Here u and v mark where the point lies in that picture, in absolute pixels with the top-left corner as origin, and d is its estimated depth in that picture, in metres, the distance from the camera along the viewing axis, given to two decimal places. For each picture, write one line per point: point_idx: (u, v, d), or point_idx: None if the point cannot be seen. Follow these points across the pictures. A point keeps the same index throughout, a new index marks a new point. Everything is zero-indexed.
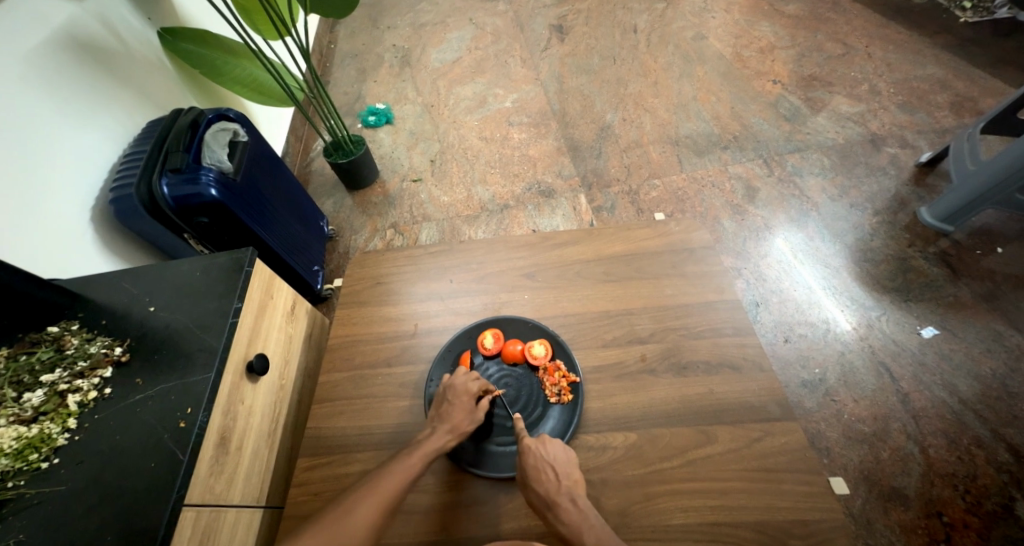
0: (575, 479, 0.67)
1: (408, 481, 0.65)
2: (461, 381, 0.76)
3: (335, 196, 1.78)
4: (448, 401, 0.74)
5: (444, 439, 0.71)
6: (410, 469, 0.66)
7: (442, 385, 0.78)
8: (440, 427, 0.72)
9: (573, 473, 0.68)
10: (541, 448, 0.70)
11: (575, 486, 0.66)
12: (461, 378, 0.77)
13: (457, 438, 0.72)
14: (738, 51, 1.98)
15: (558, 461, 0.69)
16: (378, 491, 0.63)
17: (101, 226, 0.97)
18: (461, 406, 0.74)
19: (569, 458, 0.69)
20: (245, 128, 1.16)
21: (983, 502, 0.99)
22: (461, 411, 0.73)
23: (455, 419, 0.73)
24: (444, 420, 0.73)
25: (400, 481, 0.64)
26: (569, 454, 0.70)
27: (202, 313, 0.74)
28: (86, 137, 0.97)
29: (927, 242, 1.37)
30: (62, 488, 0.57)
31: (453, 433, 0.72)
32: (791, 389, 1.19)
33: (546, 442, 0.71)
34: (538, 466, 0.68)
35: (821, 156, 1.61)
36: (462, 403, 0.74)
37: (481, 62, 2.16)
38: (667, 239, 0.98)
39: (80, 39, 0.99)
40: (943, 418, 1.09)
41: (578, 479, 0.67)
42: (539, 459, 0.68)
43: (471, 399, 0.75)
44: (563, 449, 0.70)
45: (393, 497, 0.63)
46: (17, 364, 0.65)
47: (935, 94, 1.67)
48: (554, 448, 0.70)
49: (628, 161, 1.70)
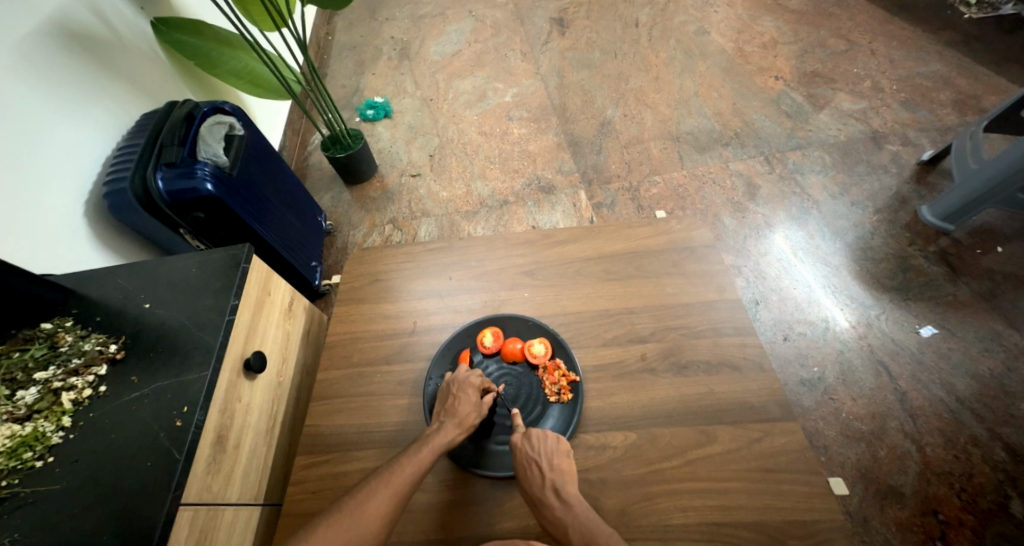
0: (561, 469, 0.67)
1: (420, 472, 0.65)
2: (465, 375, 0.77)
3: (333, 191, 1.77)
4: (453, 395, 0.75)
5: (452, 433, 0.70)
6: (421, 461, 0.66)
7: (446, 380, 0.78)
8: (448, 421, 0.71)
9: (560, 463, 0.67)
10: (527, 443, 0.70)
11: (561, 477, 0.66)
12: (464, 372, 0.77)
13: (464, 433, 0.71)
14: (741, 46, 1.96)
15: (543, 454, 0.68)
16: (391, 484, 0.62)
17: (94, 220, 0.96)
18: (467, 400, 0.74)
19: (556, 449, 0.69)
20: (242, 122, 1.14)
21: (978, 500, 0.99)
22: (467, 405, 0.73)
23: (462, 413, 0.72)
24: (452, 415, 0.72)
25: (411, 474, 0.64)
26: (557, 444, 0.70)
27: (198, 310, 0.73)
28: (79, 129, 0.96)
29: (928, 241, 1.36)
30: (57, 487, 0.56)
31: (462, 427, 0.71)
32: (789, 387, 1.19)
33: (531, 437, 0.70)
34: (525, 462, 0.68)
35: (822, 153, 1.60)
36: (467, 396, 0.74)
37: (481, 55, 2.14)
38: (668, 237, 0.98)
39: (72, 29, 0.97)
40: (941, 417, 1.10)
41: (565, 469, 0.67)
42: (524, 456, 0.69)
43: (476, 392, 0.75)
44: (550, 440, 0.70)
45: (404, 489, 0.63)
46: (10, 361, 0.64)
47: (938, 91, 1.67)
48: (540, 442, 0.70)
49: (628, 157, 1.69)
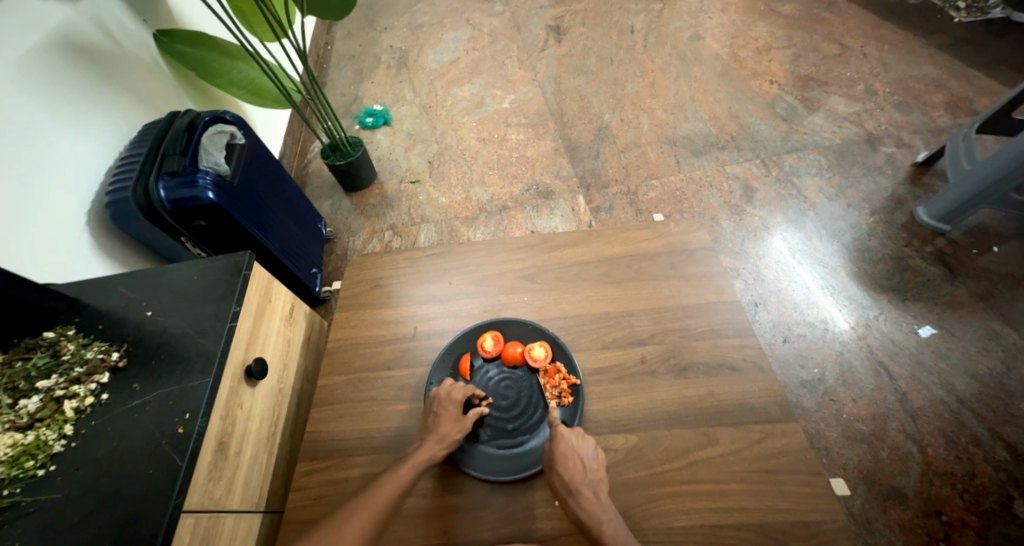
0: (601, 475, 0.67)
1: (401, 491, 0.65)
2: (446, 390, 0.76)
3: (332, 198, 1.78)
4: (434, 412, 0.74)
5: (434, 449, 0.70)
6: (401, 481, 0.66)
7: (429, 395, 0.78)
8: (429, 438, 0.71)
9: (600, 470, 0.68)
10: (575, 440, 0.70)
11: (600, 480, 0.67)
12: (445, 388, 0.77)
13: (447, 448, 0.71)
14: (735, 51, 1.98)
15: (587, 455, 0.69)
16: (371, 502, 0.63)
17: (96, 229, 0.97)
18: (448, 416, 0.73)
19: (599, 457, 0.70)
20: (243, 131, 1.15)
21: (981, 501, 0.99)
22: (448, 421, 0.73)
23: (443, 430, 0.72)
24: (433, 431, 0.72)
25: (391, 492, 0.65)
26: (601, 455, 0.70)
27: (199, 317, 0.73)
28: (81, 141, 0.97)
29: (924, 241, 1.37)
30: (59, 495, 0.56)
31: (443, 442, 0.71)
32: (789, 389, 1.20)
33: (580, 436, 0.71)
34: (566, 455, 0.68)
35: (818, 156, 1.61)
36: (449, 412, 0.74)
37: (478, 62, 2.16)
38: (666, 240, 0.98)
39: (77, 43, 0.99)
40: (942, 416, 1.10)
41: (603, 476, 0.68)
42: (569, 448, 0.69)
43: (457, 407, 0.75)
44: (597, 449, 0.70)
45: (386, 508, 0.63)
46: (13, 370, 0.64)
47: (931, 93, 1.68)
48: (587, 442, 0.71)
49: (625, 162, 1.70)
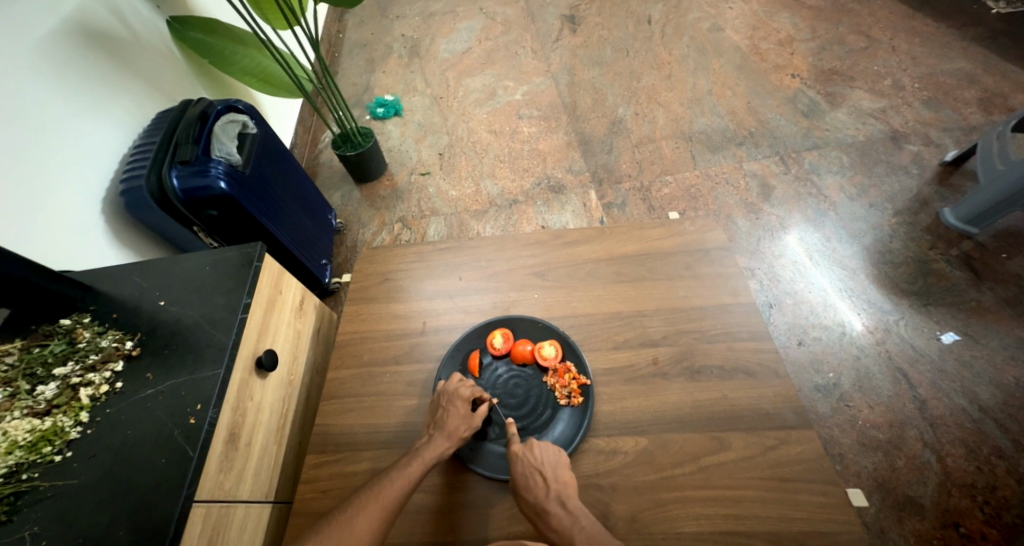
0: (565, 480, 0.66)
1: (409, 487, 0.65)
2: (454, 387, 0.75)
3: (343, 189, 1.77)
4: (442, 407, 0.74)
5: (442, 445, 0.69)
6: (410, 475, 0.66)
7: (437, 390, 0.77)
8: (438, 433, 0.71)
9: (563, 474, 0.67)
10: (529, 453, 0.69)
11: (565, 487, 0.65)
12: (455, 383, 0.75)
13: (455, 444, 0.70)
14: (756, 43, 1.92)
15: (547, 464, 0.67)
16: (380, 497, 0.63)
17: (111, 217, 0.97)
18: (456, 412, 0.72)
19: (559, 459, 0.68)
20: (255, 120, 1.15)
21: (1002, 514, 0.96)
22: (456, 417, 0.72)
23: (452, 425, 0.71)
24: (441, 427, 0.71)
25: (401, 488, 0.64)
26: (561, 457, 0.68)
27: (212, 308, 0.73)
28: (96, 129, 0.97)
29: (950, 244, 1.33)
30: (76, 481, 0.57)
31: (451, 439, 0.70)
32: (803, 393, 1.17)
33: (533, 447, 0.69)
34: (527, 472, 0.67)
35: (839, 153, 1.56)
36: (457, 408, 0.73)
37: (491, 52, 2.13)
38: (681, 238, 0.96)
39: (91, 29, 0.99)
40: (963, 426, 1.07)
41: (568, 480, 0.66)
42: (527, 464, 0.68)
43: (466, 404, 0.73)
44: (552, 450, 0.69)
45: (395, 502, 0.63)
46: (30, 357, 0.65)
47: (963, 89, 1.62)
48: (542, 452, 0.69)
49: (639, 157, 1.67)
